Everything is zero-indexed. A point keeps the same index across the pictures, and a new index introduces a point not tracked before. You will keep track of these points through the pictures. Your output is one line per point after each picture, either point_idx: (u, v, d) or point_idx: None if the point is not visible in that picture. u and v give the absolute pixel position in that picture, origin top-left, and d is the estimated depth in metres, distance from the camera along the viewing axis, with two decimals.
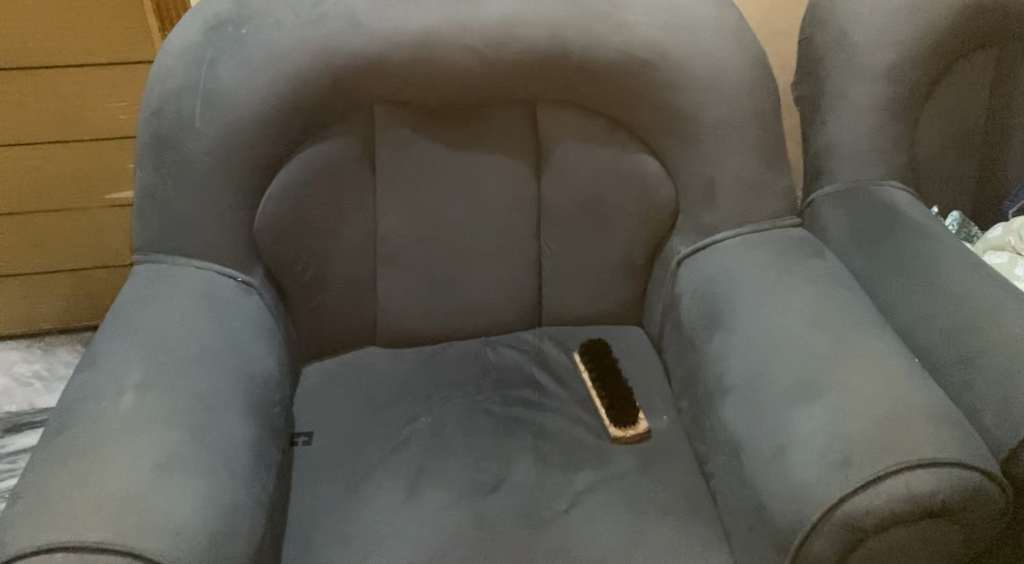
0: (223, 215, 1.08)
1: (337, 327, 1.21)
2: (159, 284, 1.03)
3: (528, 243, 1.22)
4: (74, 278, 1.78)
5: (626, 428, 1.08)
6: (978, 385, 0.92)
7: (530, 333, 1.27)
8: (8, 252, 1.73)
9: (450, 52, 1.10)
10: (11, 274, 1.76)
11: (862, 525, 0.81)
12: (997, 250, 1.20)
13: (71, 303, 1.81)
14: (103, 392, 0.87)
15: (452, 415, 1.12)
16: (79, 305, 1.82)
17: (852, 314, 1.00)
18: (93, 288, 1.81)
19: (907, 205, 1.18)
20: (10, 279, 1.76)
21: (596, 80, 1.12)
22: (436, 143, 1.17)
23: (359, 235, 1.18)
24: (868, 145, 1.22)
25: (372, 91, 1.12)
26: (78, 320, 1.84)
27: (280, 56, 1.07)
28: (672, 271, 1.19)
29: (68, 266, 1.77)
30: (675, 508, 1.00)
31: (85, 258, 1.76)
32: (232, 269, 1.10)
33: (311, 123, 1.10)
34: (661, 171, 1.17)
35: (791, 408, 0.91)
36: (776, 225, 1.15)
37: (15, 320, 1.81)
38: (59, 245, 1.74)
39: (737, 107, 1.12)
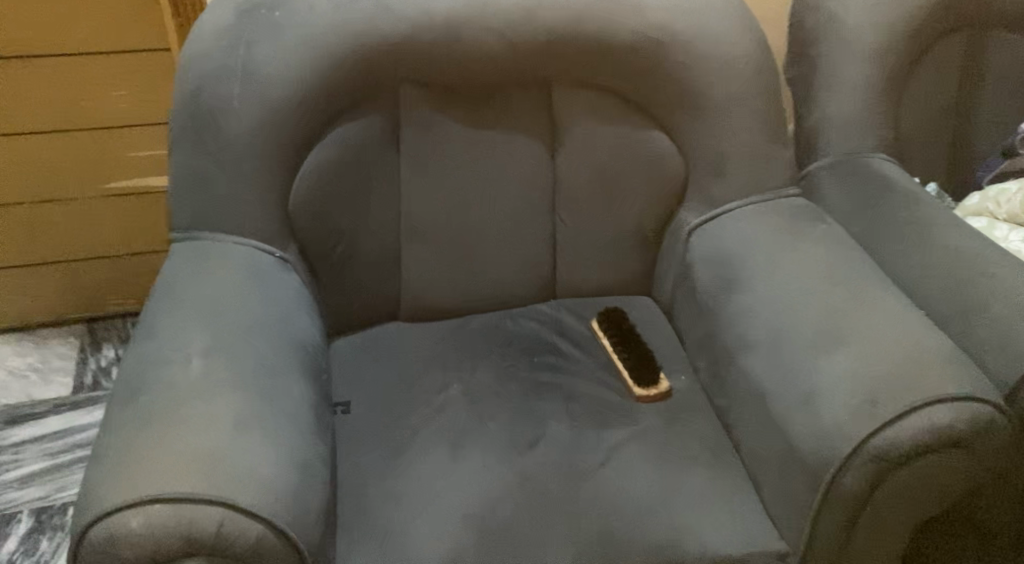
0: (260, 193, 1.12)
1: (364, 303, 1.25)
2: (206, 259, 1.07)
3: (544, 219, 1.28)
4: (109, 264, 1.78)
5: (650, 387, 1.15)
6: (978, 333, 1.01)
7: (546, 305, 1.33)
8: (41, 240, 1.72)
9: (474, 34, 1.16)
10: (41, 263, 1.75)
11: (889, 456, 0.89)
12: (976, 215, 1.30)
13: (109, 288, 1.81)
14: (172, 357, 0.91)
15: (483, 382, 1.18)
16: (118, 289, 1.81)
17: (860, 272, 1.09)
18: (127, 273, 1.80)
19: (897, 176, 1.28)
20: (46, 267, 1.75)
21: (612, 61, 1.19)
22: (459, 123, 1.22)
23: (386, 213, 1.22)
24: (857, 122, 1.31)
25: (400, 72, 1.16)
26: (117, 305, 1.83)
27: (314, 38, 1.11)
28: (683, 242, 1.26)
29: (100, 252, 1.76)
30: (703, 458, 1.07)
31: (113, 245, 1.76)
32: (269, 246, 1.14)
33: (342, 104, 1.15)
34: (671, 148, 1.24)
35: (813, 357, 0.99)
36: (779, 196, 1.24)
37: (54, 308, 1.81)
38: (83, 234, 1.73)
39: (743, 85, 1.20)
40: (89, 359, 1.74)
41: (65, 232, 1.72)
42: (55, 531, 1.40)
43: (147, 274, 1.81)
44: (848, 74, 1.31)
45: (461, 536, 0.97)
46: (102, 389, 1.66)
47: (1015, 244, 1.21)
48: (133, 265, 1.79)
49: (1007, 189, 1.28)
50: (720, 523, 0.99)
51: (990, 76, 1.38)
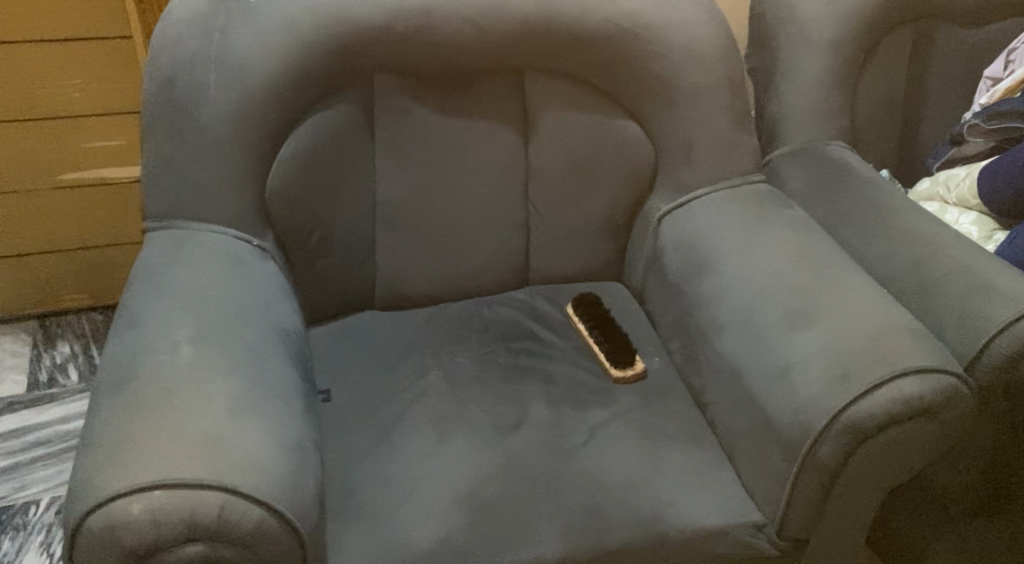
0: (237, 180, 1.11)
1: (339, 291, 1.25)
2: (184, 247, 1.06)
3: (517, 206, 1.30)
4: (64, 259, 1.73)
5: (626, 368, 1.18)
6: (937, 308, 1.07)
7: (520, 292, 1.35)
8: None
9: (450, 22, 1.16)
10: None
11: (863, 427, 0.93)
12: (928, 200, 1.38)
13: (64, 284, 1.76)
14: (158, 346, 0.90)
15: (462, 367, 1.19)
16: (74, 285, 1.77)
17: (826, 253, 1.13)
18: (84, 269, 1.75)
19: (854, 161, 1.33)
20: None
21: (584, 50, 1.21)
22: (434, 110, 1.23)
23: (361, 201, 1.22)
24: (816, 110, 1.36)
25: (375, 60, 1.16)
26: (73, 301, 1.78)
27: (292, 24, 1.10)
28: (653, 228, 1.29)
29: (54, 247, 1.71)
30: (681, 435, 1.10)
31: (67, 240, 1.71)
32: (246, 234, 1.13)
33: (319, 91, 1.14)
34: (641, 135, 1.27)
35: (787, 334, 1.03)
36: (745, 182, 1.28)
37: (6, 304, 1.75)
38: (35, 227, 1.68)
39: (711, 75, 1.23)
40: (43, 356, 1.69)
41: (17, 226, 1.67)
42: (18, 530, 1.36)
43: (109, 269, 1.76)
44: (808, 64, 1.35)
45: (452, 517, 0.98)
46: (58, 386, 1.62)
47: (965, 227, 1.29)
48: (90, 260, 1.74)
49: (956, 175, 1.34)
50: (702, 497, 1.02)
51: (936, 68, 1.44)
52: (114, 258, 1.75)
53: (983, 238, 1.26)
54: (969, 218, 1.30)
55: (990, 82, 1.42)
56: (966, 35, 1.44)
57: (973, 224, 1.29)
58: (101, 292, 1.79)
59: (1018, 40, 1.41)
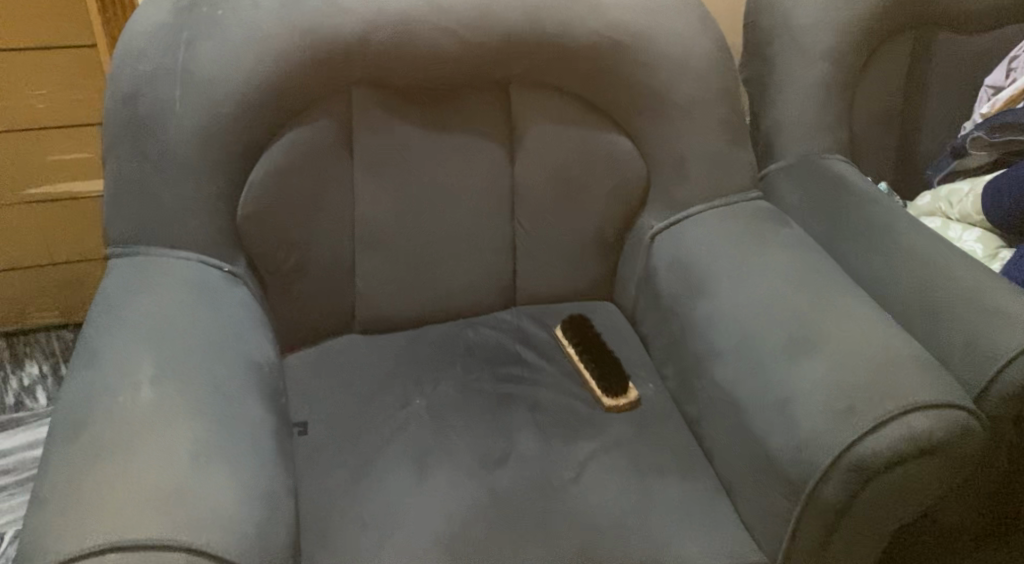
0: (205, 202, 1.04)
1: (316, 315, 1.19)
2: (148, 274, 0.99)
3: (503, 225, 1.24)
4: (31, 276, 1.66)
5: (618, 397, 1.12)
6: (942, 334, 1.02)
7: (507, 313, 1.29)
8: None
9: (430, 33, 1.10)
10: None
11: (870, 466, 0.88)
12: (929, 215, 1.33)
13: (31, 302, 1.69)
14: (117, 387, 0.84)
15: (446, 396, 1.13)
16: (42, 302, 1.70)
17: (828, 275, 1.08)
18: (51, 286, 1.68)
19: (853, 175, 1.28)
20: None
21: (572, 62, 1.15)
22: (414, 126, 1.17)
23: (338, 221, 1.16)
24: (813, 122, 1.31)
25: (352, 74, 1.10)
26: (42, 319, 1.72)
27: (263, 37, 1.04)
28: (645, 246, 1.24)
29: (20, 264, 1.64)
30: (677, 468, 1.05)
31: (33, 256, 1.64)
32: (217, 259, 1.06)
33: (292, 106, 1.08)
34: (632, 150, 1.21)
35: (787, 364, 0.98)
36: (741, 199, 1.22)
37: None
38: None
39: (705, 87, 1.18)
40: (10, 378, 1.62)
41: None
42: None
43: (78, 286, 1.69)
44: (805, 74, 1.30)
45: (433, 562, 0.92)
46: (26, 410, 1.55)
47: (968, 245, 1.24)
48: (58, 277, 1.67)
49: (959, 189, 1.29)
50: (699, 536, 0.97)
51: (935, 77, 1.39)
52: (83, 275, 1.69)
53: (988, 256, 1.21)
54: (972, 234, 1.24)
55: (991, 91, 1.38)
56: (965, 43, 1.39)
57: (977, 240, 1.23)
58: (70, 310, 1.72)
59: (1020, 48, 1.36)
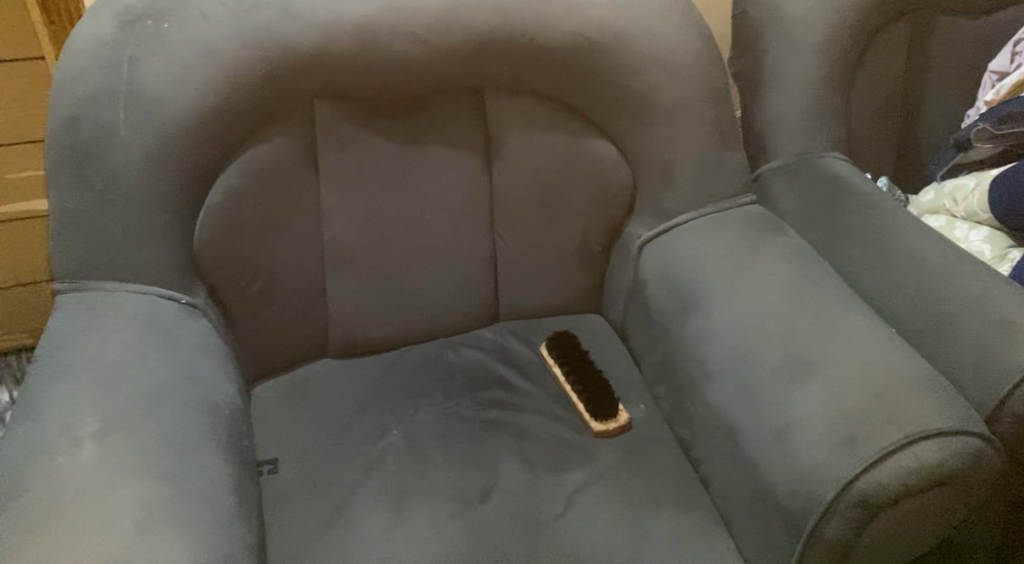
0: (158, 231, 0.97)
1: (286, 342, 1.12)
2: (96, 312, 0.93)
3: (481, 238, 1.17)
4: None
5: (607, 420, 1.06)
6: (951, 348, 0.95)
7: (489, 330, 1.22)
8: None
9: (394, 40, 1.02)
10: None
11: (876, 501, 0.81)
12: (932, 213, 1.25)
13: None
14: (57, 447, 0.78)
15: (425, 425, 1.07)
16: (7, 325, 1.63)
17: (826, 287, 1.01)
18: (14, 308, 1.61)
19: (851, 174, 1.20)
20: None
21: (547, 66, 1.08)
22: (382, 138, 1.09)
23: (305, 242, 1.09)
24: (809, 118, 1.23)
25: (312, 86, 1.03)
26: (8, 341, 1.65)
27: (213, 50, 0.96)
28: (633, 257, 1.17)
29: None
30: (670, 498, 0.99)
31: None
32: (173, 290, 0.99)
33: (248, 123, 1.00)
34: (616, 155, 1.14)
35: (785, 388, 0.91)
36: (733, 204, 1.14)
37: None
38: None
39: (692, 87, 1.10)
40: None
41: None
42: None
43: (36, 309, 1.63)
44: (798, 67, 1.22)
45: None
46: None
47: (975, 245, 1.17)
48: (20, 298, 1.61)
49: (964, 185, 1.21)
50: None
51: (935, 63, 1.32)
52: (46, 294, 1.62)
53: (996, 258, 1.14)
54: (979, 234, 1.17)
55: (996, 76, 1.30)
56: (966, 26, 1.31)
57: (985, 240, 1.16)
58: (37, 330, 1.66)
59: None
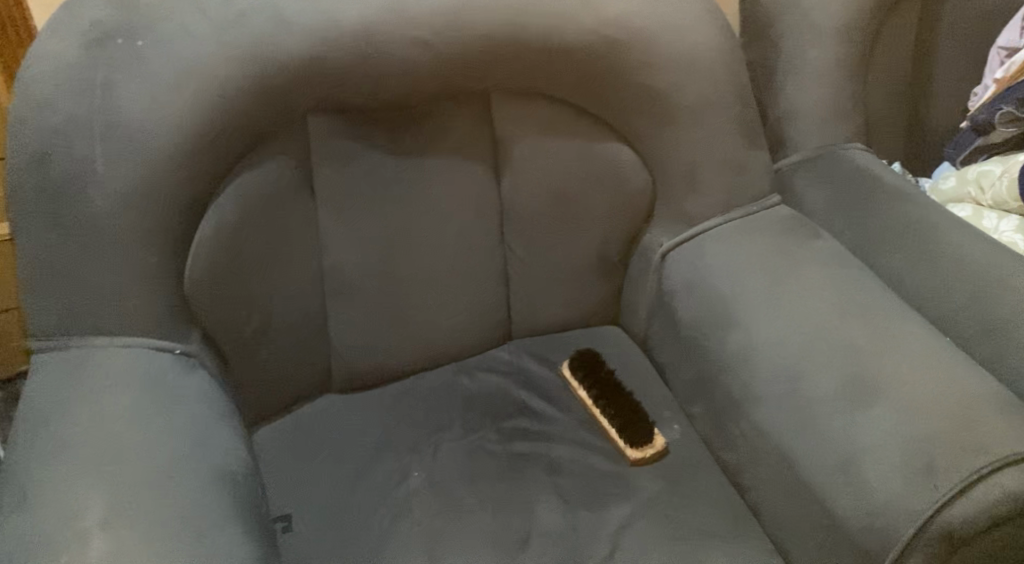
0: (145, 276, 0.87)
1: (288, 380, 1.03)
2: (85, 376, 0.83)
3: (492, 254, 1.09)
4: None
5: (644, 447, 0.99)
6: (1012, 355, 0.90)
7: (503, 350, 1.14)
8: None
9: (396, 46, 0.92)
10: None
11: (959, 534, 0.76)
12: (957, 202, 1.20)
13: None
14: (60, 544, 0.69)
15: (449, 464, 0.99)
16: None
17: (873, 296, 0.95)
18: None
19: (877, 167, 1.14)
20: None
21: (561, 67, 0.98)
22: (383, 153, 0.99)
23: (304, 272, 1.00)
24: (830, 107, 1.16)
25: (306, 101, 0.92)
26: None
27: (195, 69, 0.85)
28: (655, 266, 1.09)
29: None
30: (721, 529, 0.93)
31: None
32: (167, 340, 0.90)
33: (238, 147, 0.90)
34: (634, 159, 1.06)
35: (847, 413, 0.85)
36: (761, 207, 1.08)
37: None
38: None
39: (715, 84, 1.02)
40: None
41: None
42: None
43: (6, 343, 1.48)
44: (816, 54, 1.15)
45: None
46: None
47: (1007, 235, 1.11)
48: None
49: (990, 172, 1.16)
50: None
51: (947, 43, 1.26)
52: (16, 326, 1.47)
53: None
54: (1010, 223, 1.12)
55: (1005, 52, 1.24)
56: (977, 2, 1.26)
57: (1016, 230, 1.10)
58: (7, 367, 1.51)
59: None
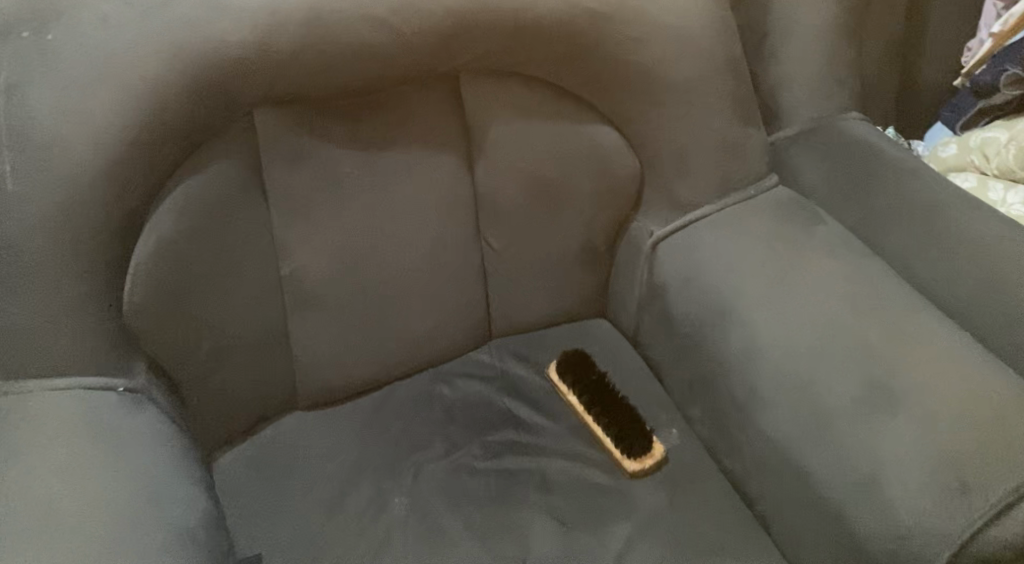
0: (77, 307, 0.77)
1: (249, 402, 0.93)
2: (19, 431, 0.73)
3: (468, 252, 0.99)
4: None
5: (642, 457, 0.92)
6: None
7: (483, 352, 1.05)
8: None
9: (350, 29, 0.81)
10: None
11: (1000, 558, 0.72)
12: (959, 172, 1.13)
13: None
14: None
15: (432, 488, 0.91)
16: None
17: (886, 288, 0.88)
18: None
19: (879, 138, 1.05)
20: None
21: (537, 43, 0.88)
22: (343, 148, 0.88)
23: (259, 285, 0.89)
24: (825, 74, 1.06)
25: (251, 95, 0.81)
26: None
27: (119, 67, 0.74)
28: (646, 256, 1.01)
29: None
30: (730, 544, 0.86)
31: None
32: (107, 377, 0.79)
33: (174, 152, 0.79)
34: (620, 141, 0.97)
35: (868, 423, 0.79)
36: (759, 190, 1.00)
37: None
38: None
39: (706, 58, 0.93)
40: None
41: None
42: None
43: None
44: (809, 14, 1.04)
45: None
46: None
47: (1017, 209, 1.05)
48: None
49: (994, 139, 1.09)
50: None
51: None
52: None
53: None
54: (1019, 194, 1.06)
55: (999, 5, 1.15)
56: None
57: None
58: None
59: None
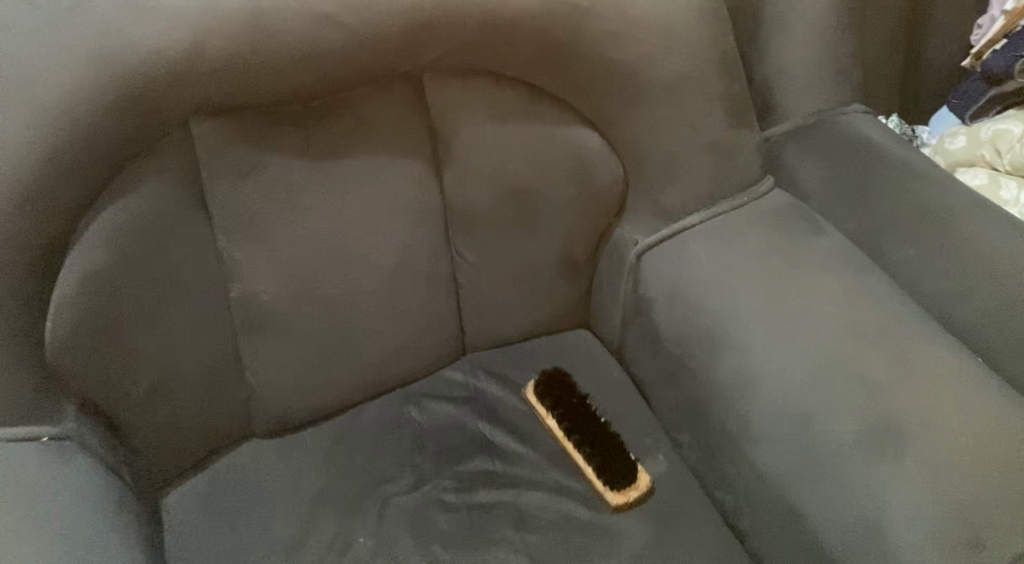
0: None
1: (198, 435, 0.86)
2: None
3: (437, 265, 0.90)
4: None
5: (626, 490, 0.85)
6: None
7: (457, 370, 0.98)
8: None
9: (295, 31, 0.71)
10: None
11: None
12: (967, 167, 1.05)
13: None
14: None
15: (399, 526, 0.84)
16: None
17: (890, 310, 0.81)
18: None
19: (883, 136, 0.97)
20: None
21: (507, 40, 0.79)
22: (296, 159, 0.79)
23: (203, 311, 0.81)
24: (827, 65, 0.97)
25: (184, 106, 0.72)
26: None
27: (29, 79, 0.67)
28: (630, 268, 0.92)
29: None
30: None
31: None
32: (31, 425, 0.75)
33: (97, 172, 0.71)
34: (601, 144, 0.88)
35: (871, 466, 0.72)
36: (753, 196, 0.92)
37: None
38: None
39: (694, 54, 0.84)
40: None
41: None
42: None
43: None
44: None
45: None
46: None
47: None
48: None
49: (1007, 132, 1.01)
50: None
51: None
52: None
53: None
54: None
55: None
56: None
57: None
58: None
59: None
